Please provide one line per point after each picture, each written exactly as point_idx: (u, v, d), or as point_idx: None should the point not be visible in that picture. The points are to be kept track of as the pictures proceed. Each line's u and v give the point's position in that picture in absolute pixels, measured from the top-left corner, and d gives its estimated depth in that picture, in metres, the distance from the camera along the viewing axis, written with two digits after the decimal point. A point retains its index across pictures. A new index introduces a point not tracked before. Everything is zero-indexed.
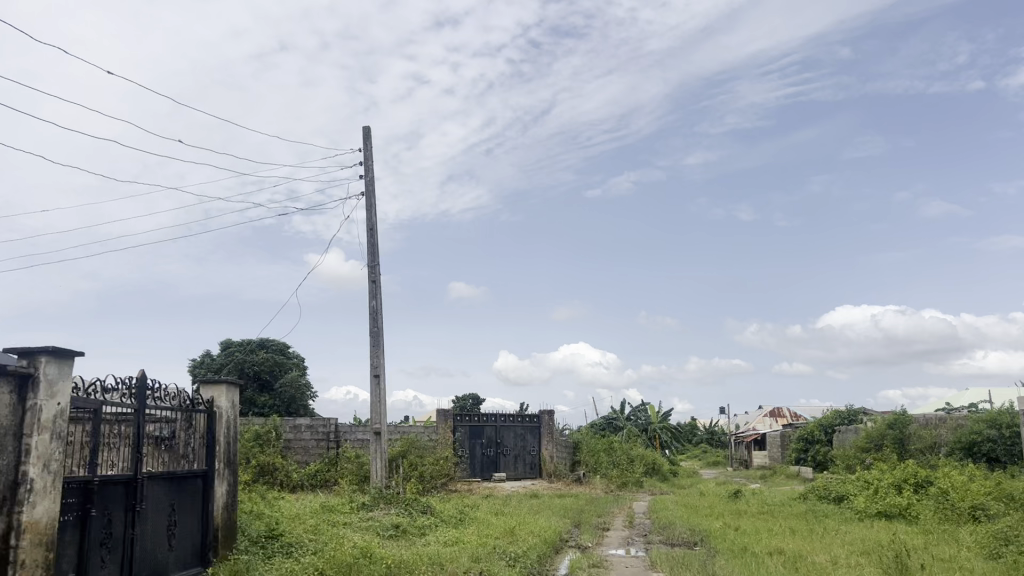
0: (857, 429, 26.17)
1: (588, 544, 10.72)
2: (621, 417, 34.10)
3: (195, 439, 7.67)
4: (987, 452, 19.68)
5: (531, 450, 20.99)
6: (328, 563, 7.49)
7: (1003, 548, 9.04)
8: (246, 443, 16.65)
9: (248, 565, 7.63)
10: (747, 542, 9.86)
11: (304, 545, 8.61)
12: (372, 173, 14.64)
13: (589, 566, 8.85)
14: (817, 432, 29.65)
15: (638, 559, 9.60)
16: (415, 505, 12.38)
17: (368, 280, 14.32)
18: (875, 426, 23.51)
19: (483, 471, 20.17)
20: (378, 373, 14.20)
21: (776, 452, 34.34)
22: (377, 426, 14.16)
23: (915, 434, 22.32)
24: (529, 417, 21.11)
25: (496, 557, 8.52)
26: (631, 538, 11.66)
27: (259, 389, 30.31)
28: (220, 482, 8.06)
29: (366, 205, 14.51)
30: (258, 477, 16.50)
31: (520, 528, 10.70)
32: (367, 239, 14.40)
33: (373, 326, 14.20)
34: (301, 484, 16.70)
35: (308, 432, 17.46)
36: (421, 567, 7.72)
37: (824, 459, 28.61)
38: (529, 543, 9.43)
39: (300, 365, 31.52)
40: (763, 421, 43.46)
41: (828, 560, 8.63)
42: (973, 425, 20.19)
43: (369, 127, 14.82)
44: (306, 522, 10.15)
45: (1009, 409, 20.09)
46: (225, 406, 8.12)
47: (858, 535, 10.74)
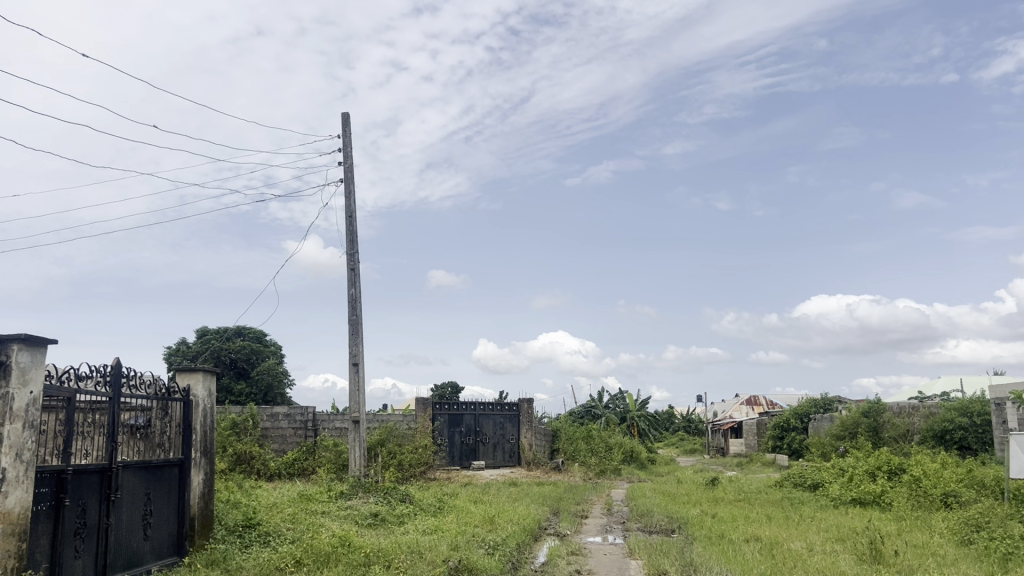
0: (831, 418, 26.48)
1: (567, 532, 10.79)
2: (599, 405, 34.26)
3: (171, 427, 7.58)
4: (959, 440, 20.01)
5: (510, 438, 21.02)
6: (307, 552, 7.44)
7: (974, 535, 9.19)
8: (222, 432, 16.49)
9: (225, 555, 7.57)
10: (725, 529, 9.94)
11: (282, 534, 8.55)
12: (351, 160, 14.52)
13: (569, 554, 8.88)
14: (792, 421, 29.97)
15: (616, 547, 9.65)
16: (395, 493, 12.37)
17: (347, 268, 14.23)
18: (850, 414, 23.81)
19: (462, 459, 20.17)
20: (357, 360, 14.12)
21: (752, 440, 34.71)
22: (356, 415, 14.11)
23: (888, 422, 22.63)
24: (508, 406, 21.13)
25: (475, 545, 8.52)
26: (609, 525, 11.74)
27: (236, 376, 30.09)
28: (197, 471, 7.98)
29: (345, 192, 14.40)
30: (234, 466, 16.37)
31: (500, 516, 10.72)
32: (347, 226, 14.30)
33: (352, 314, 14.12)
34: (278, 472, 16.63)
35: (286, 420, 17.33)
36: (399, 556, 7.69)
37: (800, 448, 28.93)
38: (510, 531, 9.46)
39: (277, 352, 31.31)
40: (740, 409, 43.88)
41: (804, 547, 8.72)
42: (945, 414, 20.52)
43: (348, 114, 14.68)
44: (284, 511, 10.07)
45: (981, 398, 20.45)
46: (202, 395, 8.03)
47: (834, 522, 10.88)
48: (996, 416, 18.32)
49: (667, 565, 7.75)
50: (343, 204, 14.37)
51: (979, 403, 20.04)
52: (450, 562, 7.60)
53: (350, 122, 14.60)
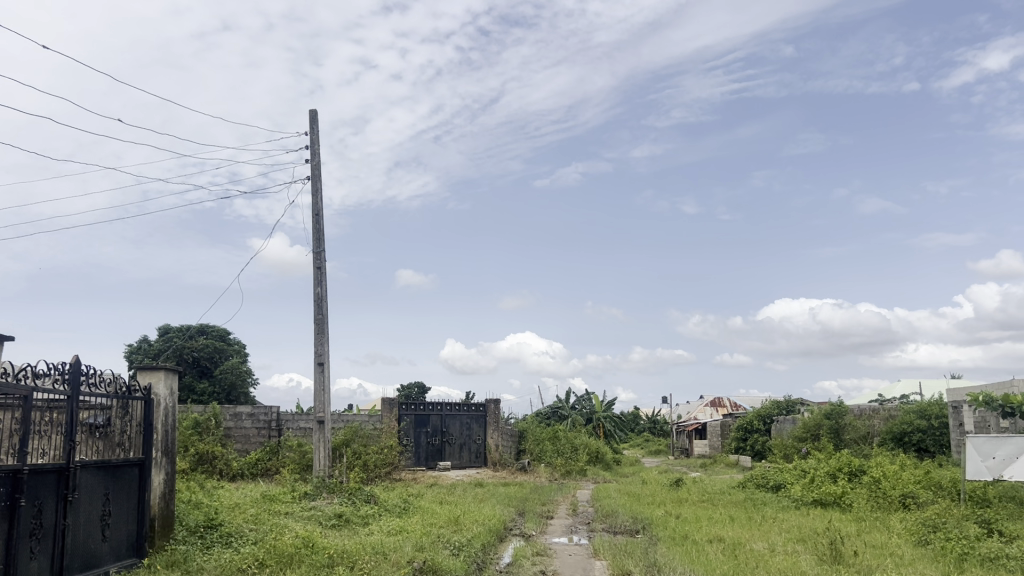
0: (794, 420, 26.82)
1: (532, 532, 10.81)
2: (566, 406, 34.37)
3: (131, 426, 7.45)
4: (917, 442, 20.39)
5: (476, 438, 20.99)
6: (270, 554, 7.36)
7: (931, 535, 9.36)
8: (184, 431, 16.26)
9: (186, 556, 7.47)
10: (688, 530, 10.03)
11: (244, 535, 8.46)
12: (318, 157, 14.40)
13: (535, 554, 8.90)
14: (755, 423, 30.34)
15: (581, 547, 9.69)
16: (360, 494, 12.31)
17: (313, 267, 14.11)
18: (812, 416, 24.14)
19: (428, 460, 20.12)
20: (322, 360, 14.01)
21: (716, 441, 35.07)
22: (321, 415, 14.00)
23: (849, 424, 22.99)
24: (475, 406, 21.10)
25: (440, 546, 8.50)
26: (575, 526, 11.79)
27: (198, 375, 29.70)
28: (157, 470, 7.86)
29: (312, 190, 14.28)
30: (196, 466, 16.15)
31: (465, 516, 10.71)
32: (313, 225, 14.18)
33: (317, 313, 14.01)
34: (241, 472, 16.44)
35: (249, 420, 17.15)
36: (364, 557, 7.63)
37: (762, 449, 29.30)
38: (476, 532, 9.46)
39: (241, 351, 30.97)
40: (704, 410, 44.34)
41: (766, 548, 8.83)
42: (904, 416, 20.90)
43: (316, 111, 14.56)
44: (247, 512, 9.96)
45: (938, 401, 20.88)
46: (163, 393, 7.91)
47: (795, 522, 11.02)
48: (954, 419, 18.69)
49: (631, 565, 7.79)
50: (310, 202, 14.25)
51: (937, 406, 20.45)
52: (415, 563, 7.58)
53: (317, 120, 14.48)
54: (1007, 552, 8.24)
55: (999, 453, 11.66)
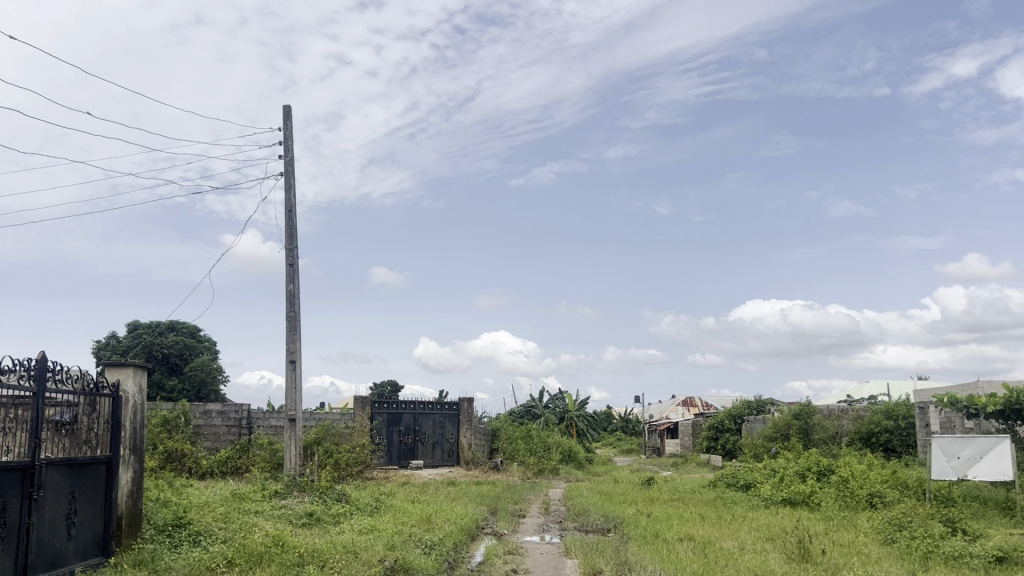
0: (764, 419, 27.07)
1: (504, 531, 10.81)
2: (539, 405, 34.42)
3: (98, 424, 7.34)
4: (884, 442, 20.68)
5: (449, 437, 20.94)
6: (239, 553, 7.30)
7: (897, 534, 9.50)
8: (153, 429, 16.06)
9: (154, 554, 7.39)
10: (659, 529, 10.09)
11: (213, 534, 8.38)
12: (291, 153, 14.29)
13: (506, 553, 8.89)
14: (726, 422, 30.61)
15: (552, 546, 9.72)
16: (331, 493, 12.20)
17: (285, 263, 14.01)
18: (782, 416, 24.38)
19: (400, 459, 20.06)
20: (294, 358, 13.92)
21: (687, 441, 35.32)
22: (293, 413, 13.90)
23: (818, 424, 23.25)
24: (448, 405, 21.06)
25: (411, 545, 8.47)
26: (546, 525, 11.81)
27: (168, 372, 29.39)
28: (124, 469, 7.76)
29: (285, 186, 14.18)
30: (165, 464, 15.96)
31: (437, 515, 10.69)
32: (286, 221, 14.08)
33: (289, 310, 13.91)
34: (211, 471, 16.26)
35: (219, 418, 17.00)
36: (335, 555, 7.60)
37: (733, 448, 29.56)
38: (447, 532, 9.42)
39: (211, 348, 30.65)
40: (675, 409, 44.62)
41: (735, 546, 8.90)
42: (872, 417, 21.17)
43: (289, 107, 14.45)
44: (216, 511, 9.86)
45: (905, 401, 21.20)
46: (132, 390, 7.81)
47: (763, 521, 11.15)
48: (920, 419, 18.97)
49: (602, 564, 7.81)
50: (283, 198, 14.15)
51: (904, 407, 20.76)
52: (386, 562, 7.54)
53: (291, 116, 14.38)
54: (971, 551, 8.38)
55: (963, 452, 11.88)
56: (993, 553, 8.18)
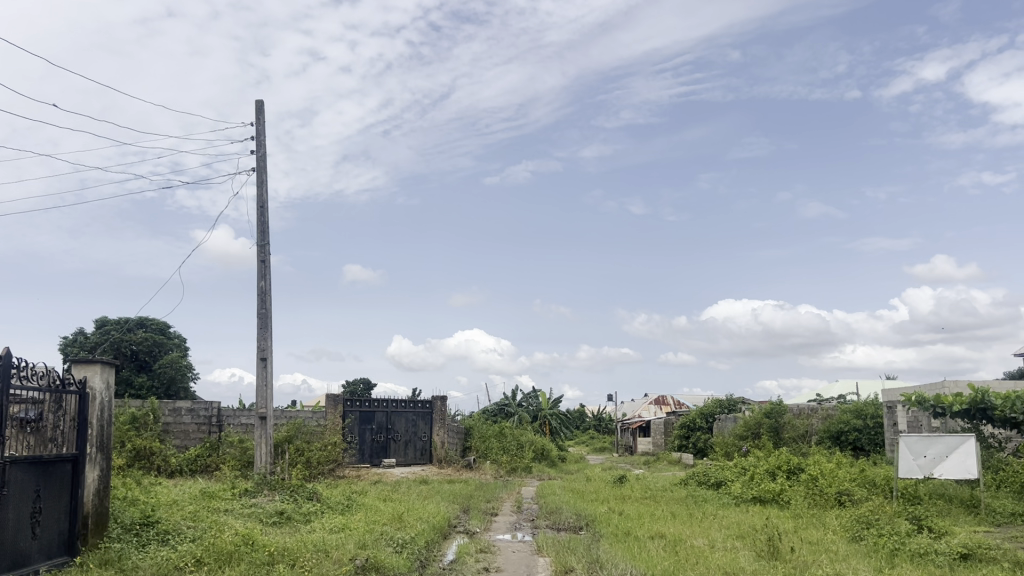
0: (735, 418, 27.31)
1: (477, 529, 10.80)
2: (513, 403, 34.45)
3: (65, 421, 7.23)
4: (853, 441, 20.94)
5: (422, 436, 20.89)
6: (208, 552, 7.23)
7: (865, 532, 9.62)
8: (121, 426, 15.83)
9: (121, 553, 7.29)
10: (631, 526, 10.16)
11: (183, 533, 8.30)
12: (264, 148, 14.17)
13: (478, 552, 8.89)
14: (698, 420, 30.85)
15: (524, 544, 9.75)
16: (302, 492, 12.10)
17: (257, 260, 13.89)
18: (753, 415, 24.59)
19: (373, 457, 20.00)
20: (265, 356, 13.81)
21: (660, 439, 35.54)
22: (263, 411, 13.79)
23: (788, 423, 23.50)
24: (421, 403, 21.00)
25: (383, 543, 8.43)
26: (519, 522, 11.84)
27: (136, 369, 29.05)
28: (91, 467, 7.64)
29: (257, 181, 14.05)
30: (132, 462, 15.76)
31: (410, 514, 10.66)
32: (258, 217, 13.96)
33: (261, 308, 13.79)
34: (179, 469, 16.09)
35: (189, 415, 16.83)
36: (305, 554, 7.56)
37: (704, 446, 29.81)
38: (419, 530, 9.40)
39: (181, 345, 30.31)
40: (648, 408, 44.87)
41: (706, 544, 8.99)
42: (841, 416, 21.44)
43: (262, 102, 14.33)
44: (185, 509, 9.76)
45: (874, 401, 21.49)
46: (99, 387, 7.70)
47: (733, 519, 11.26)
48: (888, 418, 19.25)
49: (574, 562, 7.83)
50: (255, 194, 14.02)
51: (873, 406, 21.04)
52: (357, 561, 7.52)
53: (264, 110, 14.25)
54: (936, 548, 8.51)
55: (929, 451, 12.04)
56: (958, 550, 8.32)
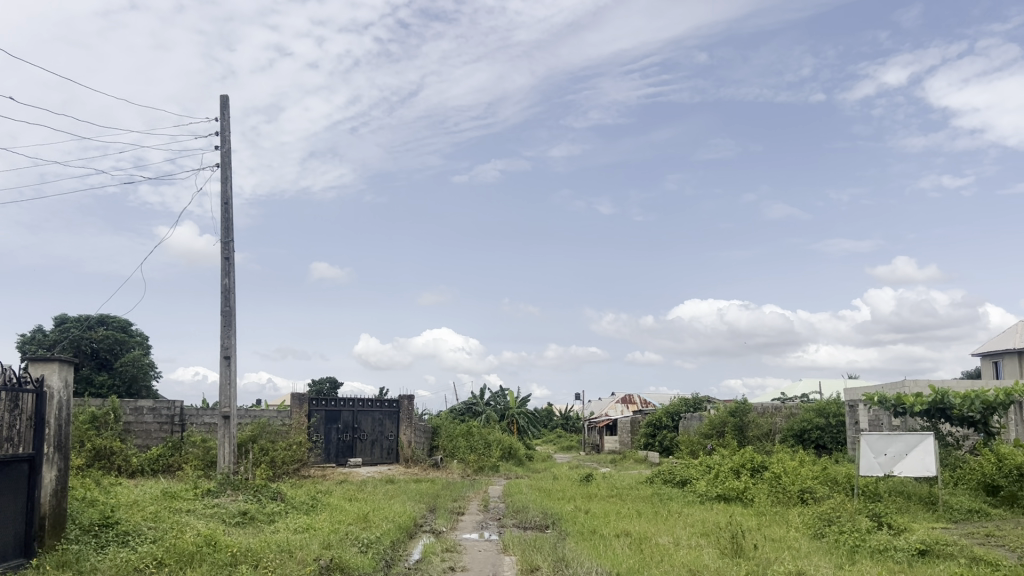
0: (701, 416, 27.54)
1: (443, 529, 10.79)
2: (480, 402, 34.44)
3: (21, 421, 7.09)
4: (816, 439, 21.24)
5: (388, 435, 20.78)
6: (168, 553, 7.12)
7: (826, 529, 9.76)
8: (81, 426, 15.55)
9: (78, 555, 7.15)
10: (596, 525, 10.18)
11: (143, 534, 8.18)
12: (228, 144, 14.00)
13: (444, 551, 8.87)
14: (664, 419, 31.10)
15: (491, 542, 9.74)
16: (265, 491, 11.98)
17: (221, 257, 13.71)
18: (718, 414, 24.83)
19: (338, 457, 19.87)
20: (228, 355, 13.64)
21: (626, 437, 35.78)
22: (227, 410, 13.62)
23: (752, 421, 23.78)
24: (388, 402, 20.88)
25: (347, 543, 8.38)
26: (486, 521, 11.86)
27: (97, 368, 28.57)
28: (48, 467, 7.49)
29: (221, 177, 13.88)
30: (92, 462, 15.50)
31: (375, 513, 10.59)
32: (222, 213, 13.79)
33: (224, 305, 13.63)
34: (141, 469, 15.86)
35: (151, 415, 16.59)
36: (268, 555, 7.48)
37: (670, 445, 30.10)
38: (384, 529, 9.35)
39: (144, 343, 29.83)
40: (615, 408, 45.11)
41: (670, 542, 9.06)
42: (804, 414, 21.74)
43: (227, 97, 14.17)
44: (145, 509, 9.62)
45: (836, 399, 21.83)
46: (57, 386, 7.55)
47: (699, 517, 11.33)
48: (849, 417, 19.56)
49: (540, 561, 7.83)
50: (219, 190, 13.85)
51: (835, 405, 21.38)
52: (322, 561, 7.46)
53: (228, 105, 14.09)
54: (895, 544, 8.67)
55: (890, 449, 12.24)
56: (916, 547, 8.47)
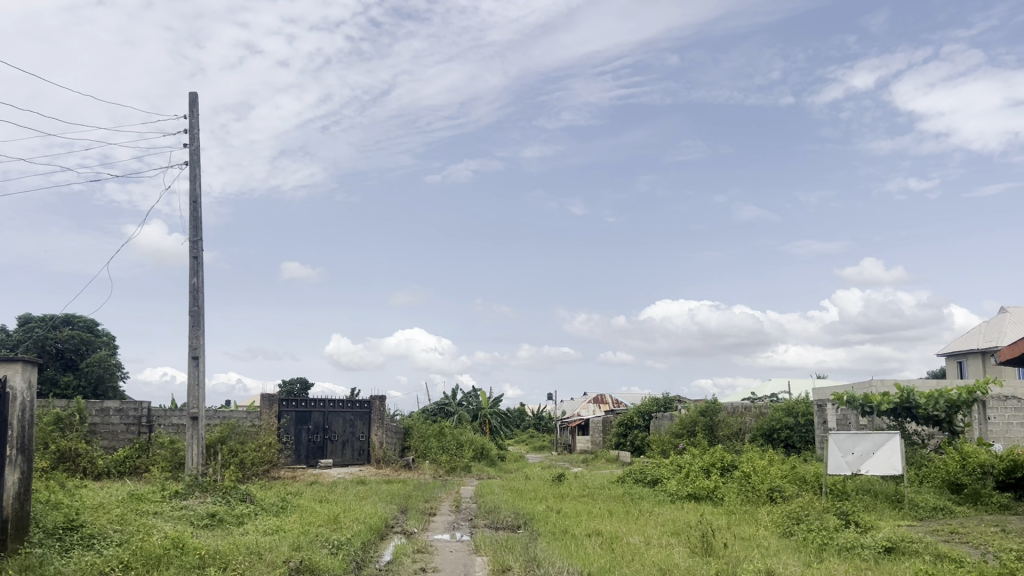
0: (672, 416, 27.69)
1: (415, 529, 10.76)
2: (452, 402, 34.39)
3: None
4: (785, 439, 21.47)
5: (360, 436, 20.67)
6: (135, 555, 7.03)
7: (794, 527, 9.87)
8: (45, 427, 15.27)
9: (42, 558, 7.04)
10: (568, 525, 10.19)
11: (109, 537, 8.09)
12: (197, 142, 13.85)
13: (415, 552, 8.85)
14: (635, 418, 31.27)
15: (463, 543, 9.75)
16: (235, 493, 11.89)
17: (189, 256, 13.56)
18: (688, 414, 25.02)
19: (309, 458, 19.73)
20: (197, 355, 13.49)
21: (598, 437, 35.92)
22: (195, 411, 13.47)
23: (722, 421, 23.99)
24: (359, 403, 20.77)
25: (318, 545, 8.33)
26: (458, 522, 11.85)
27: (62, 368, 28.13)
28: (11, 469, 7.35)
29: (190, 175, 13.72)
30: (57, 464, 15.24)
31: (345, 514, 10.54)
32: (190, 212, 13.63)
33: (193, 305, 13.47)
34: (107, 471, 15.64)
35: (118, 415, 16.36)
36: (237, 557, 7.41)
37: (641, 444, 30.29)
38: (355, 530, 9.32)
39: (110, 343, 29.39)
40: (586, 407, 45.29)
41: (641, 540, 9.12)
42: (773, 414, 21.97)
43: (196, 94, 14.01)
44: (111, 512, 9.46)
45: (804, 399, 22.10)
46: (20, 386, 7.42)
47: (669, 516, 11.41)
48: (818, 416, 19.79)
49: (511, 561, 7.84)
50: (188, 188, 13.69)
51: (804, 405, 21.63)
52: (291, 563, 7.40)
53: (198, 103, 13.93)
54: (862, 542, 8.79)
55: (857, 448, 12.39)
56: (883, 544, 8.60)
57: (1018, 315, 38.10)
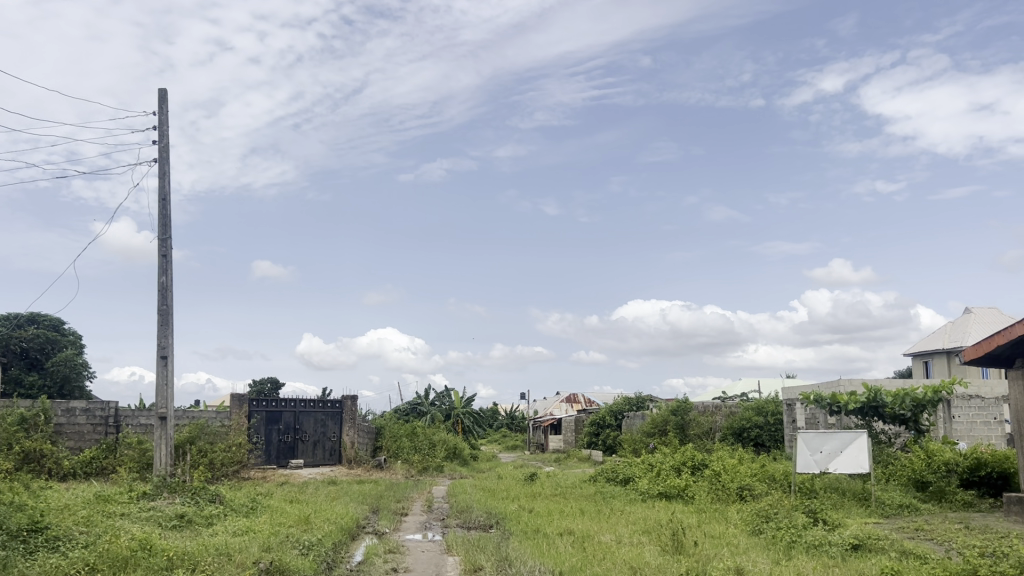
0: (643, 415, 27.83)
1: (386, 530, 10.72)
2: (425, 402, 34.31)
3: None
4: (754, 437, 21.67)
5: (331, 436, 20.56)
6: (101, 558, 6.93)
7: (763, 525, 9.97)
8: (9, 428, 14.99)
9: (6, 561, 6.91)
10: (539, 524, 10.22)
11: (74, 539, 7.95)
12: (166, 139, 13.68)
13: (387, 552, 8.82)
14: (607, 418, 31.39)
15: (434, 542, 9.73)
16: (204, 493, 11.76)
17: (158, 254, 13.39)
18: (659, 413, 25.17)
19: (279, 458, 19.58)
20: (165, 354, 13.33)
21: (571, 436, 36.03)
22: (163, 411, 13.32)
23: (693, 420, 24.17)
24: (330, 403, 20.64)
25: (289, 546, 8.26)
26: (429, 521, 11.83)
27: (26, 367, 27.68)
28: None
29: (159, 173, 13.55)
30: (21, 466, 14.98)
31: (316, 515, 10.47)
32: (159, 209, 13.46)
33: (161, 304, 13.31)
34: (73, 471, 15.43)
35: (84, 416, 16.13)
36: (205, 559, 7.33)
37: (613, 443, 30.41)
38: (327, 531, 9.29)
39: (77, 342, 28.96)
40: (559, 406, 45.40)
41: (612, 539, 9.18)
42: (743, 413, 22.18)
43: (165, 91, 13.84)
44: (77, 514, 9.33)
45: (773, 398, 22.35)
46: None
47: (640, 514, 11.49)
48: (787, 415, 20.00)
49: (483, 561, 7.82)
50: (157, 186, 13.52)
51: (773, 404, 21.89)
52: (261, 564, 7.34)
53: (167, 99, 13.77)
54: (830, 539, 8.90)
55: (826, 447, 12.56)
56: (850, 541, 8.72)
57: (982, 315, 38.79)
